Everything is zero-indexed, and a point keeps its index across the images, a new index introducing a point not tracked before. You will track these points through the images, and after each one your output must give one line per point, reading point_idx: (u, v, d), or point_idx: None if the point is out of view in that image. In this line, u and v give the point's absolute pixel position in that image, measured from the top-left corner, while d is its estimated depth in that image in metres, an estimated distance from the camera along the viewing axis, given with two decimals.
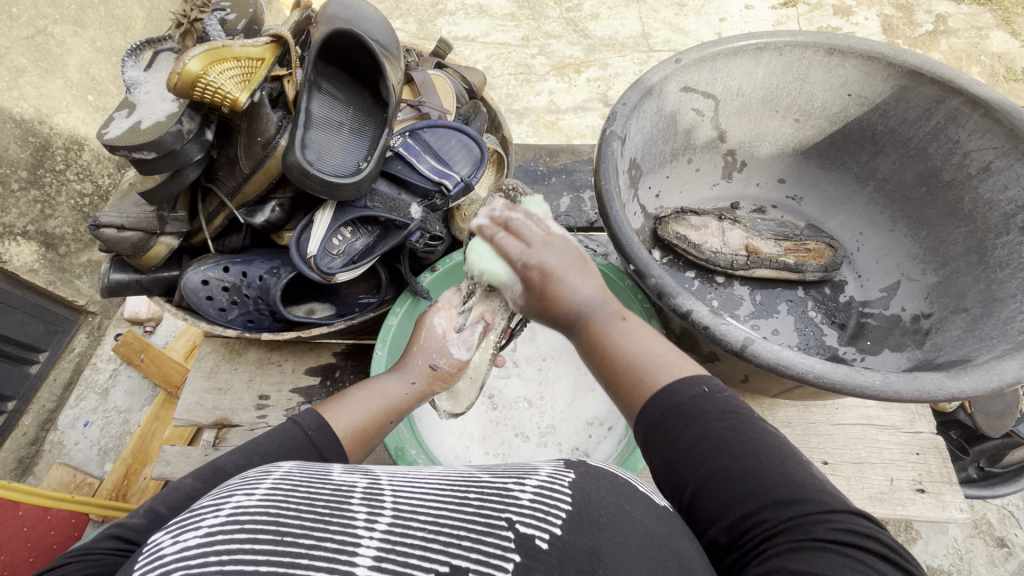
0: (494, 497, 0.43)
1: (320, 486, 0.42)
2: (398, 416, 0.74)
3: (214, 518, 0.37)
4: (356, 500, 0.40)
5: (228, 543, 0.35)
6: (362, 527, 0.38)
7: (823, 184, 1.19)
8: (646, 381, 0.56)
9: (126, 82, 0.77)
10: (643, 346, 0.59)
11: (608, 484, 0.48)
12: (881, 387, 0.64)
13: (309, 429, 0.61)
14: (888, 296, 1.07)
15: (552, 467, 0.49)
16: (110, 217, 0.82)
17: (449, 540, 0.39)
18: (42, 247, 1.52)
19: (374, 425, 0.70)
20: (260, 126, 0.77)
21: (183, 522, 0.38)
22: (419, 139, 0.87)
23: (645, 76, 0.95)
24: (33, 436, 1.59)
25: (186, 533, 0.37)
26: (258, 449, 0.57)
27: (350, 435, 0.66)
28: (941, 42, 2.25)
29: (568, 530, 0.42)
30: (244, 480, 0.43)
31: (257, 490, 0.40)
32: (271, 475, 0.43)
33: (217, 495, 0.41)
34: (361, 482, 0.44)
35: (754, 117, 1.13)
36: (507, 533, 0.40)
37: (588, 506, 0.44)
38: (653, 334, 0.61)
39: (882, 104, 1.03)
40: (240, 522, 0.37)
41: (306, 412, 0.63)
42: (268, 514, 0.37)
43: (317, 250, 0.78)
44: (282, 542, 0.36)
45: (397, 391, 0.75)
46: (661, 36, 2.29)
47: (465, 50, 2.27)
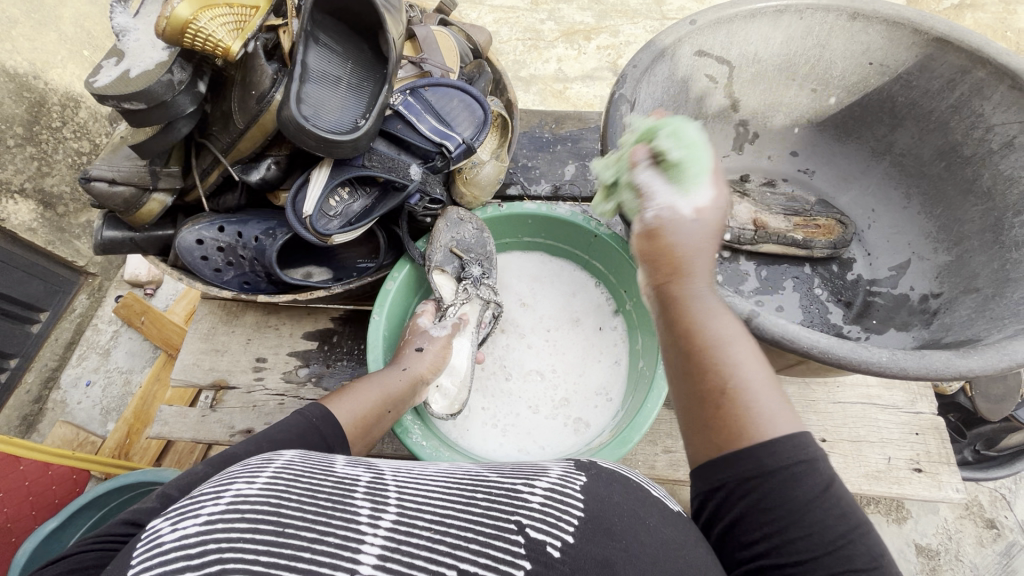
0: (504, 499, 0.43)
1: (323, 478, 0.42)
2: (397, 407, 0.76)
3: (214, 506, 0.37)
4: (359, 495, 0.40)
5: (228, 533, 0.35)
6: (366, 524, 0.38)
7: (836, 158, 1.15)
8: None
9: (114, 28, 0.73)
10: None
11: (620, 489, 0.48)
12: (887, 364, 0.63)
13: (316, 417, 0.62)
14: (897, 275, 1.05)
15: (563, 469, 0.49)
16: (101, 170, 0.79)
17: (455, 543, 0.38)
18: (40, 206, 1.50)
19: (375, 413, 0.71)
20: (255, 79, 0.74)
21: (183, 509, 0.38)
22: (420, 97, 0.83)
23: (658, 37, 0.91)
24: (36, 394, 1.60)
25: (185, 520, 0.37)
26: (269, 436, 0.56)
27: (354, 424, 0.67)
28: (967, 16, 2.16)
29: (580, 537, 0.42)
30: (245, 468, 0.43)
31: (258, 479, 0.40)
32: (273, 463, 0.43)
33: (219, 480, 0.41)
34: (366, 476, 0.44)
35: (769, 86, 1.09)
36: (516, 538, 0.40)
37: (604, 513, 0.44)
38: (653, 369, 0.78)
39: (904, 74, 0.98)
40: (241, 512, 0.36)
41: (311, 404, 0.64)
42: (269, 505, 0.37)
43: (313, 211, 0.76)
44: (283, 535, 0.35)
45: (396, 376, 0.78)
46: (675, 3, 2.20)
47: (472, 13, 2.19)
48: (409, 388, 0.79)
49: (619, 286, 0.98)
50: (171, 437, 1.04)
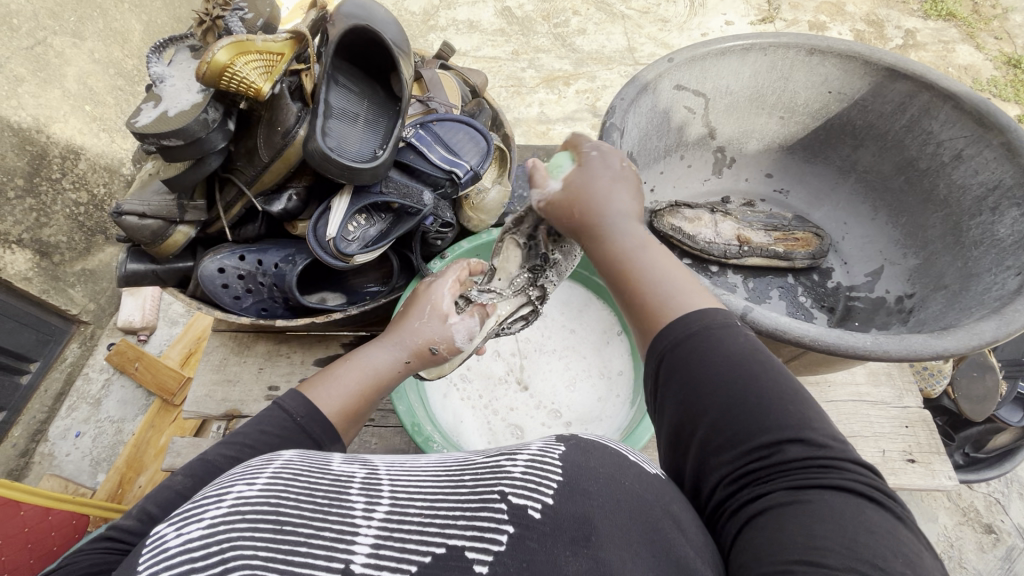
0: (487, 474, 0.46)
1: (319, 476, 0.45)
2: (385, 391, 0.74)
3: (217, 509, 0.40)
4: (354, 491, 0.44)
5: (229, 534, 0.38)
6: (359, 517, 0.41)
7: (808, 178, 1.25)
8: (666, 307, 0.55)
9: (152, 76, 0.80)
10: (669, 280, 0.58)
11: (598, 453, 0.48)
12: (872, 347, 0.69)
13: (300, 416, 0.64)
14: (873, 280, 1.13)
15: (544, 441, 0.49)
16: (132, 204, 0.84)
17: (444, 522, 0.41)
18: (36, 256, 1.53)
19: (361, 399, 0.70)
20: (280, 117, 0.81)
21: (187, 515, 0.41)
22: (430, 130, 0.91)
23: (641, 74, 1.01)
24: (23, 447, 1.58)
25: (189, 526, 0.40)
26: (248, 441, 0.60)
27: (339, 413, 0.68)
28: (911, 55, 2.38)
29: (561, 498, 0.43)
30: (246, 470, 0.46)
31: (257, 480, 0.44)
32: (271, 465, 0.47)
33: (217, 486, 0.44)
34: (360, 472, 0.47)
35: (742, 115, 1.20)
36: (500, 507, 0.42)
37: (580, 476, 0.45)
38: (675, 261, 0.61)
39: (860, 100, 1.10)
40: (241, 513, 0.40)
41: (289, 397, 0.66)
42: (267, 505, 0.41)
43: (336, 233, 0.81)
44: (281, 533, 0.39)
45: (388, 364, 0.73)
46: (646, 50, 2.39)
47: (458, 65, 2.34)
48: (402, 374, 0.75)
49: None
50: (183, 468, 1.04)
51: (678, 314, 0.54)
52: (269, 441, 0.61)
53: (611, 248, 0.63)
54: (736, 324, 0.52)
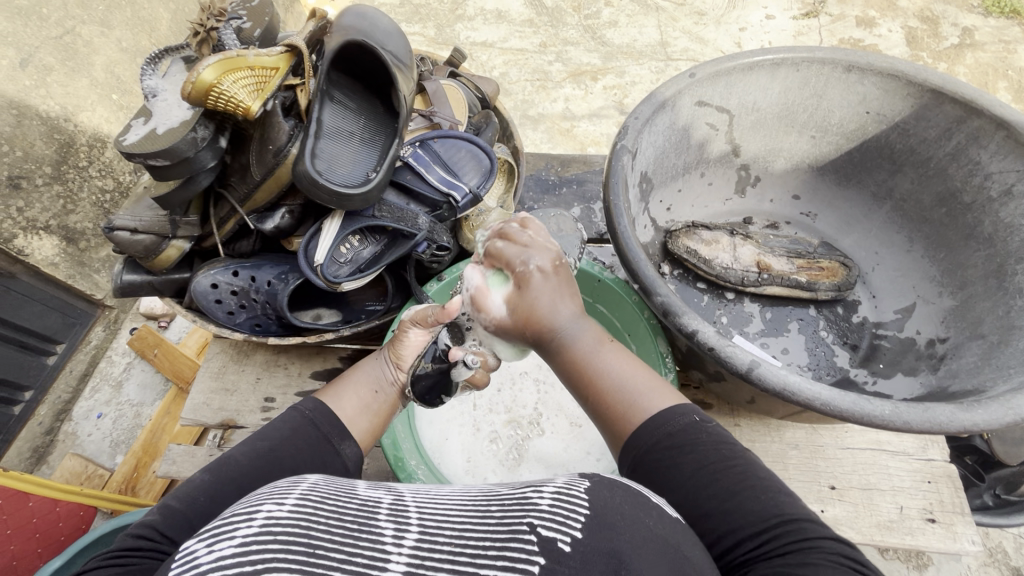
0: (515, 507, 0.43)
1: (347, 500, 0.42)
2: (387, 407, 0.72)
3: (248, 529, 0.38)
4: (383, 516, 0.41)
5: (263, 553, 0.36)
6: (390, 543, 0.39)
7: (838, 202, 1.16)
8: (631, 412, 0.56)
9: (145, 89, 0.78)
10: (625, 375, 0.58)
11: (621, 489, 0.46)
12: (890, 418, 0.63)
13: (307, 411, 0.63)
14: (903, 318, 1.05)
15: (567, 475, 0.47)
16: (124, 219, 0.83)
17: (476, 552, 0.39)
18: (63, 242, 1.52)
19: (367, 405, 0.69)
20: (272, 135, 0.78)
21: (217, 531, 0.39)
22: (429, 149, 0.87)
23: (658, 90, 0.94)
24: (48, 426, 1.59)
25: (221, 542, 0.37)
26: (264, 436, 0.59)
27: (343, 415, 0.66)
28: (967, 56, 2.20)
29: (590, 532, 0.41)
30: (271, 491, 0.43)
31: (287, 500, 0.41)
32: (298, 486, 0.44)
33: (247, 503, 0.42)
34: (387, 497, 0.44)
35: (769, 132, 1.12)
36: (530, 537, 0.40)
37: (606, 508, 0.43)
38: (638, 362, 0.61)
39: (901, 122, 1.01)
40: (273, 534, 0.37)
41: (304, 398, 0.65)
42: (300, 527, 0.38)
43: (324, 259, 0.79)
44: (315, 556, 0.37)
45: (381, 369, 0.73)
46: (679, 45, 2.28)
47: (482, 56, 2.28)
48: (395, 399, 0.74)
49: (622, 328, 0.98)
50: (178, 476, 1.04)
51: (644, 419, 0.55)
52: (278, 434, 0.60)
53: (567, 351, 0.60)
54: (689, 407, 0.55)
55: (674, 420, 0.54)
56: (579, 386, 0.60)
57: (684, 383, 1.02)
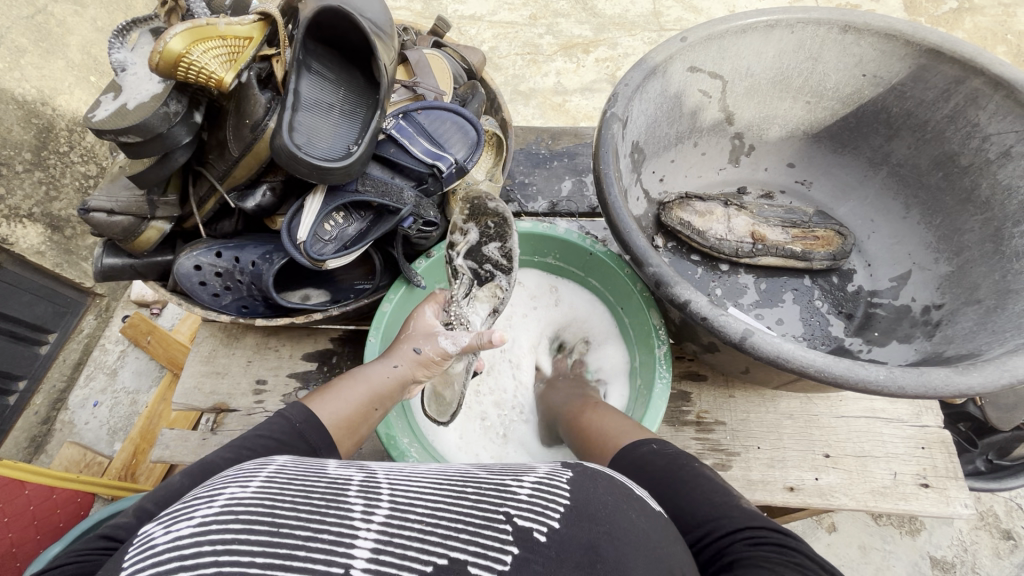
0: (493, 493, 0.43)
1: (316, 480, 0.41)
2: (385, 404, 0.74)
3: (209, 509, 0.37)
4: (352, 494, 0.40)
5: (223, 534, 0.35)
6: (359, 519, 0.37)
7: (833, 169, 1.15)
8: (611, 442, 0.70)
9: (113, 63, 0.74)
10: (620, 421, 0.75)
11: (606, 481, 0.47)
12: (884, 382, 0.62)
13: (296, 420, 0.63)
14: (898, 286, 1.04)
15: (551, 466, 0.48)
16: (99, 200, 0.80)
17: (447, 533, 0.38)
18: (48, 230, 1.48)
19: (361, 415, 0.70)
20: (248, 108, 0.75)
21: (177, 513, 0.38)
22: (413, 121, 0.84)
23: (650, 55, 0.91)
24: (44, 415, 1.58)
25: (179, 523, 0.36)
26: (246, 444, 0.57)
27: (338, 424, 0.67)
28: (966, 20, 2.15)
29: (567, 524, 0.41)
30: (238, 474, 0.43)
31: (251, 484, 0.40)
32: (266, 469, 0.43)
33: (213, 486, 0.41)
34: (358, 476, 0.43)
35: (764, 99, 1.09)
36: (505, 526, 0.39)
37: (588, 500, 0.43)
38: (625, 414, 0.77)
39: (899, 85, 0.98)
40: (235, 513, 0.36)
41: (293, 406, 0.65)
42: (263, 506, 0.37)
43: (307, 236, 0.76)
44: (278, 535, 0.35)
45: (384, 375, 0.75)
46: (673, 14, 2.22)
47: (471, 30, 2.22)
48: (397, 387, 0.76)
49: (616, 303, 0.97)
50: (173, 461, 1.03)
51: (620, 445, 0.68)
52: (264, 443, 0.58)
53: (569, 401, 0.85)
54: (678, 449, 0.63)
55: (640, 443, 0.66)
56: (575, 416, 0.81)
57: (678, 356, 1.02)
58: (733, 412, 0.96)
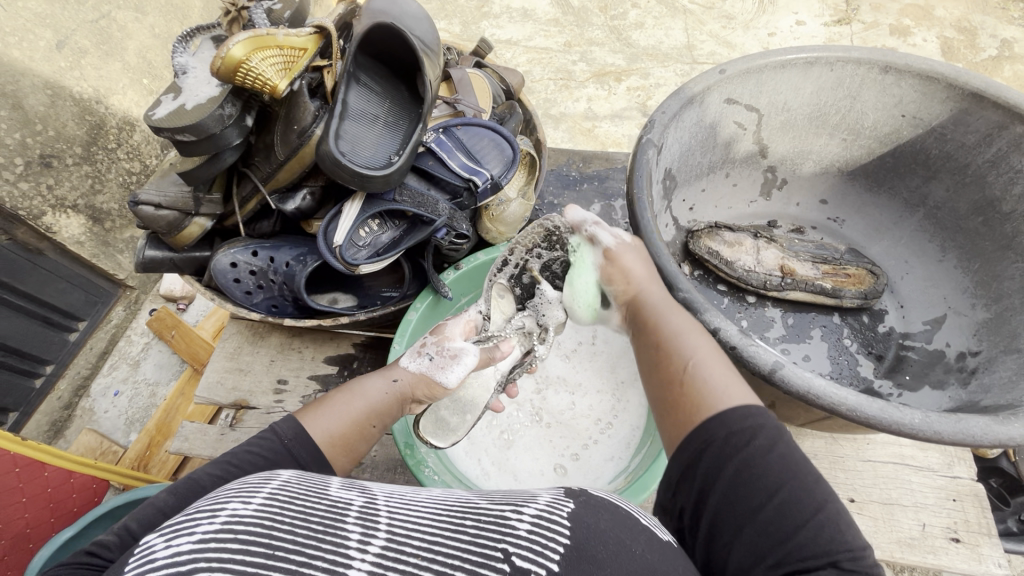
0: (492, 527, 0.42)
1: (316, 501, 0.41)
2: (382, 420, 0.72)
3: (208, 525, 0.37)
4: (351, 519, 0.40)
5: (218, 553, 0.35)
6: (354, 548, 0.37)
7: (867, 208, 1.13)
8: (704, 402, 0.55)
9: (175, 67, 0.78)
10: (708, 365, 0.59)
11: (607, 516, 0.46)
12: (919, 426, 0.60)
13: (286, 439, 0.61)
14: (932, 330, 1.02)
15: (552, 495, 0.47)
16: (148, 194, 0.83)
17: (442, 569, 0.38)
18: (89, 221, 1.53)
19: (359, 430, 0.68)
20: (297, 115, 0.78)
21: (178, 526, 0.38)
22: (452, 135, 0.86)
23: (687, 85, 0.92)
24: (66, 400, 1.62)
25: (179, 537, 0.36)
26: (233, 462, 0.56)
27: (330, 444, 0.64)
28: (1005, 68, 2.13)
29: (566, 565, 0.40)
30: (242, 487, 0.43)
31: (253, 499, 0.40)
32: (270, 484, 0.43)
33: (215, 499, 0.41)
34: (359, 499, 0.43)
35: (799, 134, 1.09)
36: (502, 565, 0.39)
37: (589, 540, 0.42)
38: (723, 361, 0.60)
39: (938, 128, 0.98)
40: (234, 531, 0.36)
41: (283, 421, 0.63)
42: (261, 527, 0.37)
43: (343, 240, 0.78)
44: (272, 558, 0.35)
45: (381, 388, 0.73)
46: (706, 48, 2.25)
47: (507, 53, 2.28)
48: (396, 402, 0.74)
49: None
50: (190, 454, 1.04)
51: (712, 411, 0.53)
52: (256, 463, 0.57)
53: (653, 330, 0.67)
54: (769, 415, 0.52)
55: (748, 425, 0.51)
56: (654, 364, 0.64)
57: None
58: None
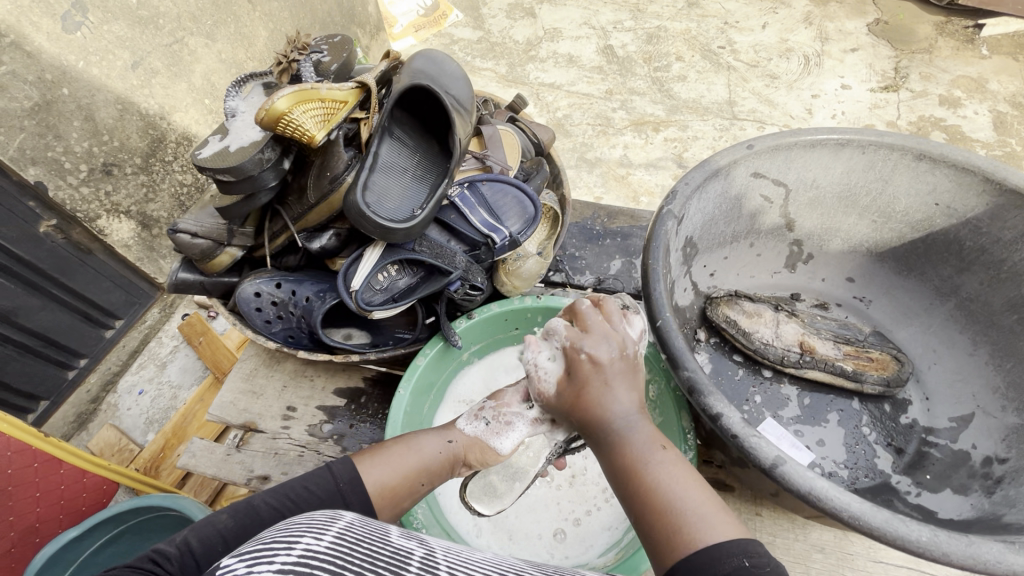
0: None
1: (380, 547, 0.43)
2: (431, 480, 0.75)
3: (287, 557, 0.37)
4: (414, 570, 0.42)
5: None
6: None
7: (897, 292, 1.10)
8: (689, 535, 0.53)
9: (226, 110, 0.84)
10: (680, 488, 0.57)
11: None
12: (925, 545, 0.57)
13: (341, 480, 0.67)
14: (958, 428, 0.97)
15: None
16: (187, 223, 0.88)
17: None
18: (138, 227, 1.60)
19: (406, 486, 0.72)
20: (331, 163, 0.83)
21: (256, 553, 0.37)
22: (477, 191, 0.89)
23: (713, 158, 0.93)
24: (94, 395, 1.68)
25: (261, 564, 0.36)
26: (293, 494, 0.64)
27: (378, 493, 0.69)
28: None
29: None
30: (306, 525, 0.44)
31: (323, 538, 0.41)
32: (335, 524, 0.44)
33: (281, 534, 0.41)
34: (416, 552, 0.46)
35: (827, 212, 1.08)
36: None
37: None
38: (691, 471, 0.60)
39: (973, 220, 0.95)
40: (314, 566, 0.37)
41: (341, 462, 0.69)
42: (335, 565, 0.38)
43: (360, 285, 0.81)
44: None
45: (435, 449, 0.76)
46: (747, 105, 2.26)
47: (549, 96, 2.34)
48: (446, 464, 0.77)
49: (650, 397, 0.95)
50: (194, 470, 1.06)
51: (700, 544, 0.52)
52: (309, 501, 0.64)
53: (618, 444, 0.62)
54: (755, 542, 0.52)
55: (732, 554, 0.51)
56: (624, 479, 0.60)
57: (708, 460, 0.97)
58: (758, 533, 0.89)
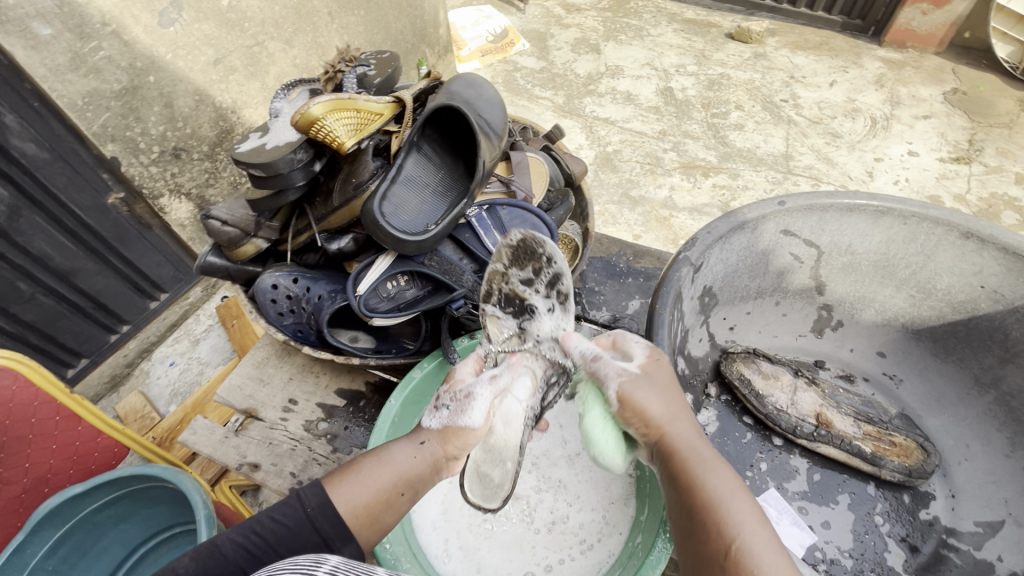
0: None
1: None
2: (415, 488, 0.68)
3: None
4: None
5: None
6: None
7: (931, 375, 1.02)
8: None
9: (271, 110, 0.90)
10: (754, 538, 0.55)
11: None
12: None
13: (308, 509, 0.63)
14: (984, 535, 0.87)
15: None
16: (220, 211, 0.93)
17: None
18: (196, 210, 1.61)
19: (385, 500, 0.66)
20: (358, 170, 0.86)
21: None
22: (494, 214, 0.90)
23: (740, 210, 0.91)
24: (130, 358, 1.72)
25: None
26: (258, 528, 0.62)
27: (353, 517, 0.64)
28: None
29: None
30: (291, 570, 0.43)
31: None
32: (322, 567, 0.44)
33: None
34: None
35: (862, 279, 1.03)
36: None
37: None
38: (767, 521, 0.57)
39: (1021, 309, 0.88)
40: None
41: (309, 487, 0.65)
42: None
43: (365, 290, 0.83)
44: None
45: (409, 456, 0.69)
46: (804, 161, 2.19)
47: (601, 130, 2.36)
48: (428, 468, 0.70)
49: None
50: (193, 447, 1.10)
51: None
52: (275, 532, 0.62)
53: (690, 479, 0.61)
54: None
55: None
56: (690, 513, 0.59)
57: None
58: None
